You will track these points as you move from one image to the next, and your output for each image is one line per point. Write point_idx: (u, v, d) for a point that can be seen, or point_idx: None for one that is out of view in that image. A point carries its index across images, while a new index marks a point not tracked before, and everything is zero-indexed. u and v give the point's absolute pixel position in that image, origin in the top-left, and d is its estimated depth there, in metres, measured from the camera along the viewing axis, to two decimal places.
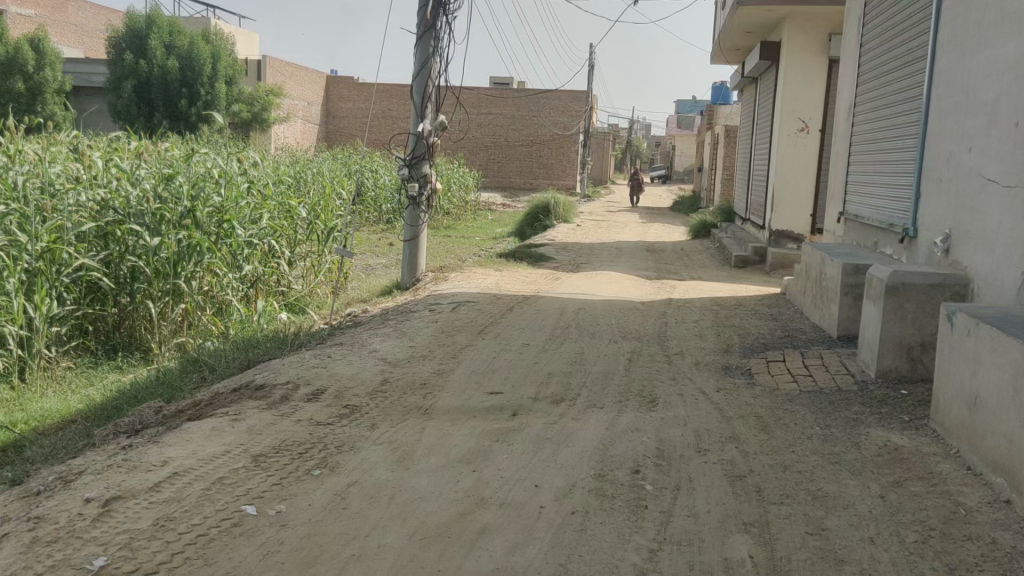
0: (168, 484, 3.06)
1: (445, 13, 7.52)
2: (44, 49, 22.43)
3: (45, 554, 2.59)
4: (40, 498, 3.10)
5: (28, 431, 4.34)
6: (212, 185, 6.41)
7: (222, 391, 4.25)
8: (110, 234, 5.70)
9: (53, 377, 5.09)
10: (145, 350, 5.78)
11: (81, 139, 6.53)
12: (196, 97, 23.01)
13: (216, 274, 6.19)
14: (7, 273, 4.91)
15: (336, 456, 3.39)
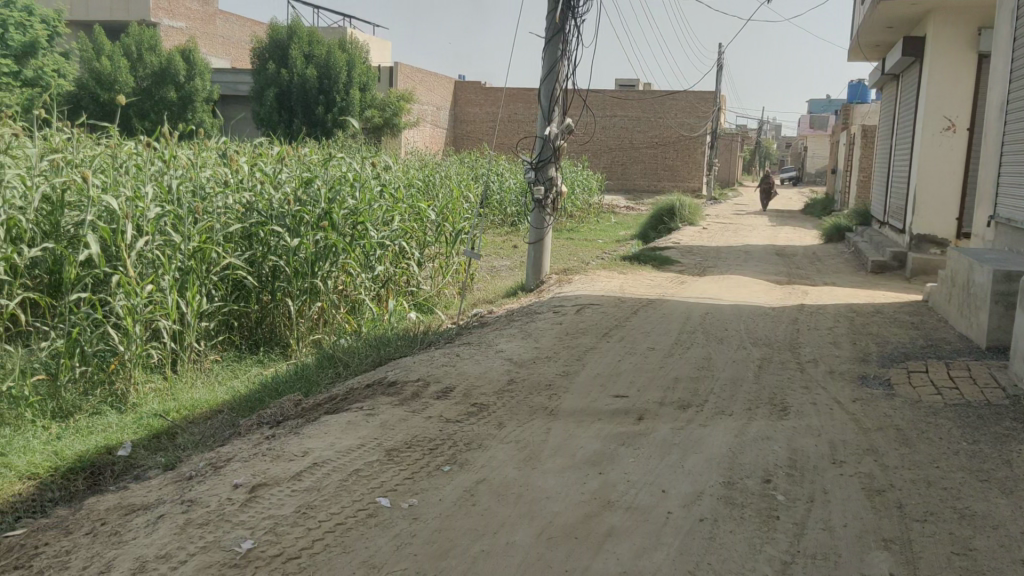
0: (308, 474, 3.21)
1: (574, 16, 7.54)
2: (195, 59, 23.86)
3: (199, 535, 2.76)
4: (192, 483, 3.32)
5: (179, 419, 4.64)
6: (347, 188, 6.71)
7: (357, 387, 4.42)
8: (254, 235, 6.04)
9: (201, 369, 5.42)
10: (284, 345, 6.08)
11: (229, 145, 6.94)
12: (332, 104, 23.92)
13: (350, 273, 6.45)
14: (162, 271, 5.16)
15: (465, 453, 3.46)
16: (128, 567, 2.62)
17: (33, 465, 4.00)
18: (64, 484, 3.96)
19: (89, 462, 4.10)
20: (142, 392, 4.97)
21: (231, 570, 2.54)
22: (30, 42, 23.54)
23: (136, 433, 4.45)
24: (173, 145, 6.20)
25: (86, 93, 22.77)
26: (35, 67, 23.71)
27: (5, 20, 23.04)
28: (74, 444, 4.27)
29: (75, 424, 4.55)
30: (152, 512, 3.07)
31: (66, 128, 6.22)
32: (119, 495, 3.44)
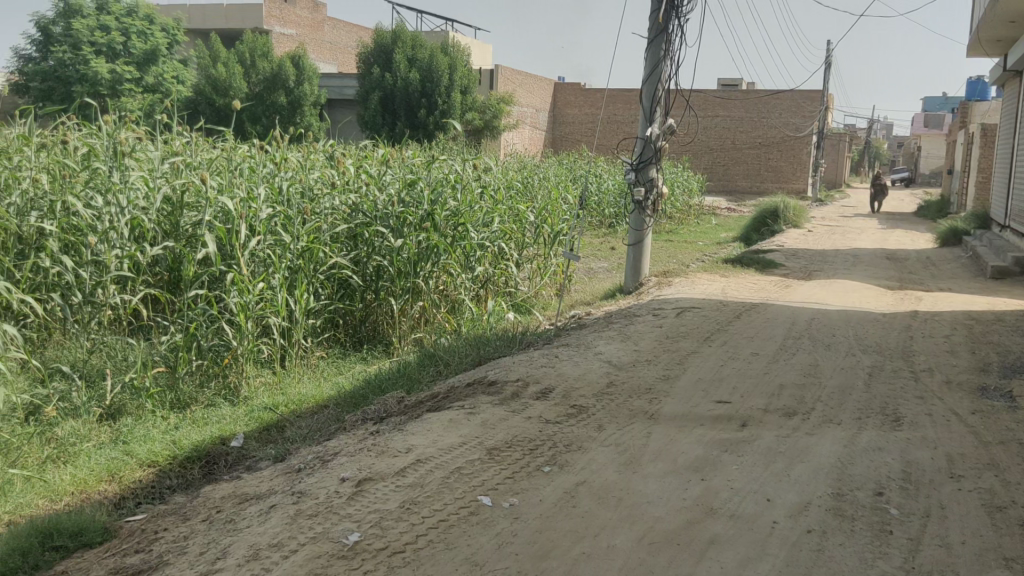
0: (412, 470, 3.28)
1: (678, 16, 7.45)
2: (304, 65, 24.65)
3: (309, 526, 2.85)
4: (301, 475, 3.43)
5: (288, 412, 4.81)
6: (449, 189, 6.82)
7: (458, 385, 4.48)
8: (359, 235, 6.21)
9: (308, 365, 5.60)
10: (387, 343, 6.22)
11: (336, 147, 7.15)
12: (434, 107, 24.23)
13: (451, 274, 6.55)
14: (273, 269, 5.37)
15: (565, 455, 3.47)
16: (243, 554, 2.72)
17: (153, 453, 4.21)
18: (181, 472, 4.15)
19: (204, 451, 4.30)
20: (253, 385, 5.16)
21: (339, 561, 2.62)
22: (152, 50, 24.81)
23: (248, 425, 4.63)
24: (284, 148, 6.43)
25: (202, 98, 23.86)
26: (157, 73, 25.01)
27: (129, 29, 24.36)
28: (190, 434, 4.47)
29: (191, 416, 4.77)
30: (263, 502, 3.19)
31: (186, 132, 6.53)
32: (233, 485, 3.60)
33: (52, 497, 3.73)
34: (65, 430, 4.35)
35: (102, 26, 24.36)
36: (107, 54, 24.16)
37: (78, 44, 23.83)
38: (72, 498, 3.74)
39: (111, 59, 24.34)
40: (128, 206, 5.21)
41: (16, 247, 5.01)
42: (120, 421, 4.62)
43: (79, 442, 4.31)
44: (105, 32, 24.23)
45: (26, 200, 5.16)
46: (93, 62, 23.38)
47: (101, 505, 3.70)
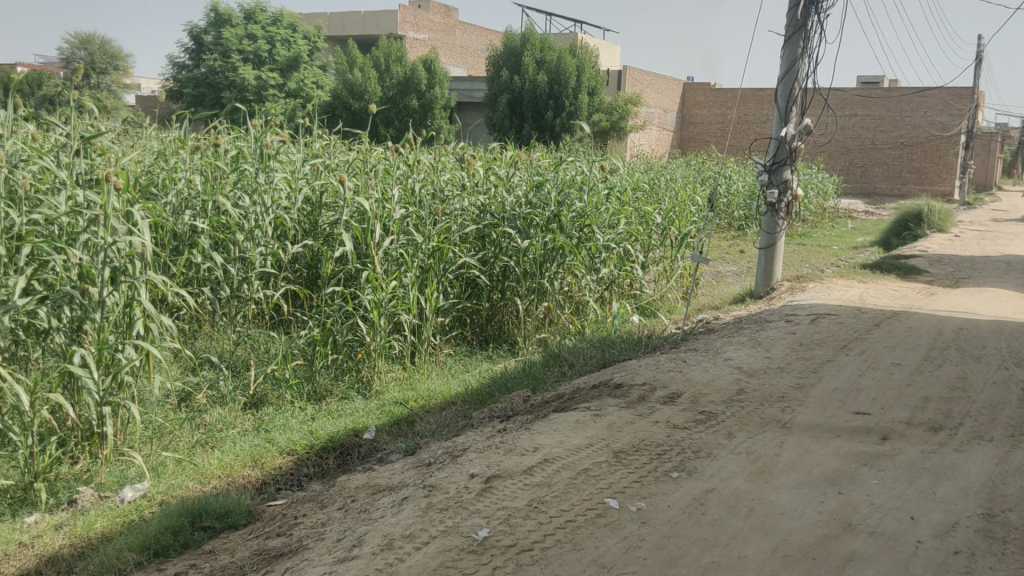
0: (540, 469, 3.30)
1: (818, 11, 7.21)
2: (435, 69, 25.24)
3: (440, 519, 2.92)
4: (431, 469, 3.51)
5: (417, 407, 4.94)
6: (576, 191, 6.84)
7: (584, 387, 4.49)
8: (487, 236, 6.31)
9: (437, 362, 5.73)
10: (513, 343, 6.28)
11: (466, 149, 7.29)
12: (561, 109, 24.34)
13: (576, 274, 6.57)
14: (405, 268, 5.53)
15: (693, 461, 3.42)
16: (377, 543, 2.82)
17: (292, 442, 4.41)
18: (318, 461, 4.34)
19: (339, 442, 4.48)
20: (385, 380, 5.33)
21: (469, 556, 2.67)
22: (294, 57, 26.01)
23: (380, 418, 4.78)
24: (417, 150, 6.62)
25: (340, 102, 24.85)
26: (298, 79, 26.24)
27: (274, 38, 25.62)
28: (326, 425, 4.66)
29: (327, 407, 4.97)
30: (395, 494, 3.29)
31: (325, 135, 6.81)
32: (367, 476, 3.72)
33: (201, 479, 3.96)
34: (213, 417, 4.62)
35: (249, 34, 25.73)
36: (253, 61, 25.51)
37: (228, 52, 25.28)
38: (219, 481, 3.96)
39: (256, 66, 25.68)
40: (272, 206, 5.49)
41: (172, 243, 5.36)
42: (262, 410, 4.87)
43: (225, 429, 4.57)
44: (252, 40, 25.58)
45: (181, 200, 5.51)
46: (240, 69, 24.72)
47: (244, 490, 3.91)
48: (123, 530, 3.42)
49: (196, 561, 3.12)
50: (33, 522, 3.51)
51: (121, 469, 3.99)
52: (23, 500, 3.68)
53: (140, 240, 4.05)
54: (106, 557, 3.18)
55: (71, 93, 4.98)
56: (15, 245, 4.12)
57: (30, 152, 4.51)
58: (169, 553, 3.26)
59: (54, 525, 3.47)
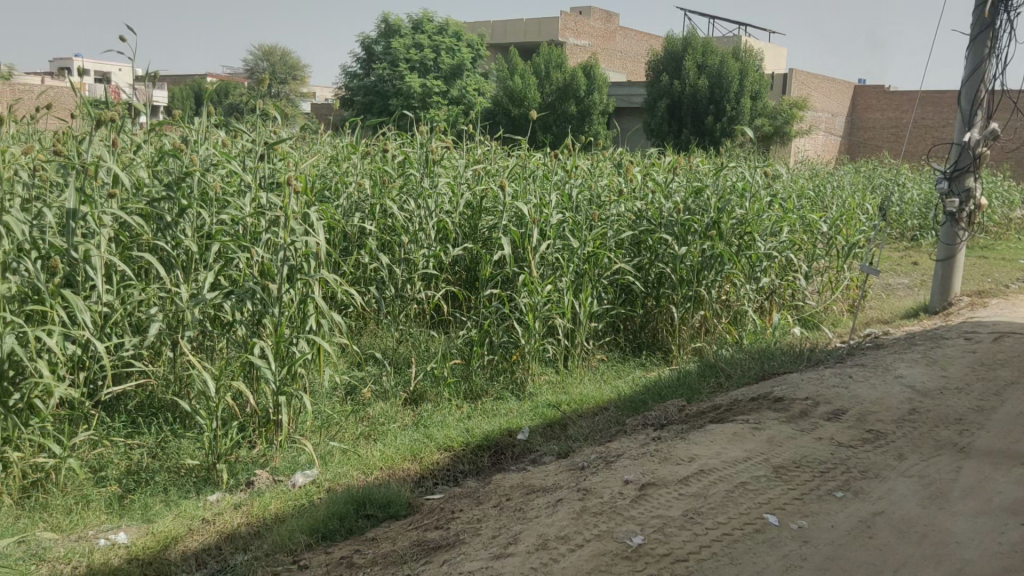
0: (696, 479, 3.24)
1: (1008, 9, 6.73)
2: (594, 74, 25.31)
3: (594, 523, 2.92)
4: (585, 474, 3.52)
5: (570, 411, 4.96)
6: (737, 198, 6.68)
7: (742, 399, 4.37)
8: (643, 242, 6.26)
9: (589, 367, 5.75)
10: (667, 350, 6.20)
11: (626, 155, 7.29)
12: (722, 113, 23.83)
13: (735, 283, 6.40)
14: (561, 273, 5.58)
15: (860, 481, 3.27)
16: (532, 542, 2.86)
17: (449, 438, 4.54)
18: (473, 458, 4.45)
19: (493, 441, 4.57)
20: (538, 382, 5.40)
21: (624, 561, 2.67)
22: (458, 65, 26.83)
23: (533, 420, 4.83)
24: (576, 155, 6.67)
25: (500, 108, 25.43)
26: (462, 87, 27.07)
27: (440, 47, 26.56)
28: (481, 424, 4.76)
29: (482, 407, 5.08)
30: (549, 496, 3.33)
31: (487, 141, 6.97)
32: (521, 476, 3.79)
33: (364, 470, 4.15)
34: (376, 410, 4.83)
35: (416, 44, 26.73)
36: (420, 70, 26.53)
37: (397, 62, 26.48)
38: (381, 473, 4.14)
39: (422, 74, 26.64)
40: (436, 210, 5.71)
41: (342, 244, 5.66)
42: (421, 406, 5.04)
43: (387, 423, 4.77)
44: (418, 49, 26.59)
45: (352, 203, 5.80)
46: (407, 78, 25.74)
47: (404, 482, 4.06)
48: (294, 513, 3.63)
49: (360, 547, 3.28)
50: (215, 500, 3.79)
51: (293, 455, 4.22)
52: (206, 479, 3.97)
53: (316, 240, 4.29)
54: (279, 537, 3.38)
55: (257, 102, 5.35)
56: (206, 243, 4.47)
57: (220, 158, 4.87)
58: (336, 538, 3.45)
59: (233, 504, 3.73)
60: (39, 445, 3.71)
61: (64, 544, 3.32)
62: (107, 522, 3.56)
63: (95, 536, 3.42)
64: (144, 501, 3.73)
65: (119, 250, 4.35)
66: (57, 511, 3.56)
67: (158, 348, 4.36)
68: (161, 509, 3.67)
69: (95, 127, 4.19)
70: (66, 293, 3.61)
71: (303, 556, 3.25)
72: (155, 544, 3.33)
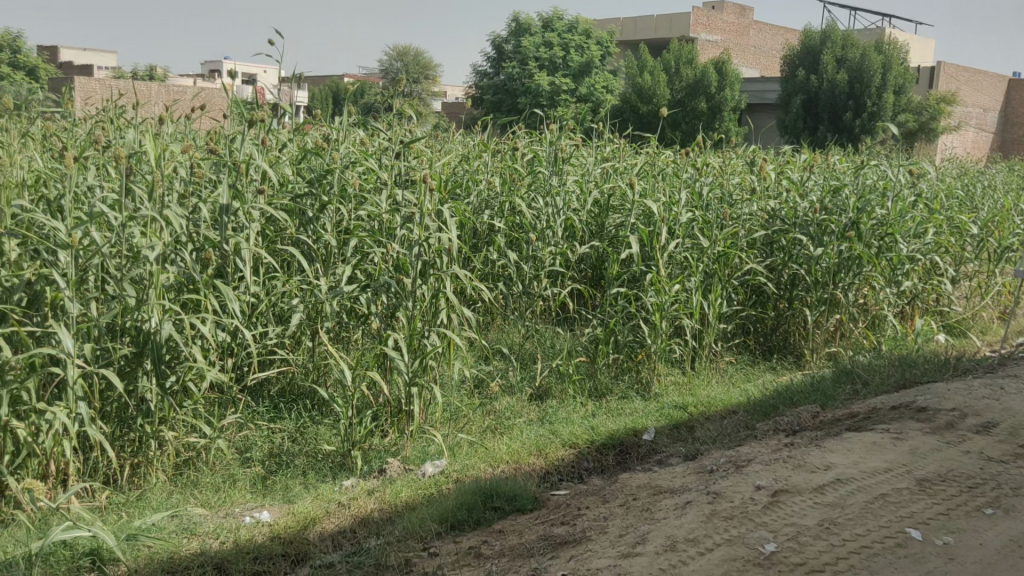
0: (832, 488, 3.13)
1: None
2: (725, 70, 24.78)
3: (724, 528, 2.87)
4: (714, 477, 3.47)
5: (697, 413, 4.88)
6: (879, 197, 6.40)
7: (881, 407, 4.19)
8: (776, 242, 6.10)
9: (718, 368, 5.64)
10: (799, 354, 6.01)
11: (760, 152, 7.13)
12: (862, 108, 22.90)
13: (874, 286, 6.13)
14: (689, 273, 5.49)
15: (1012, 499, 3.09)
16: (661, 543, 2.83)
17: (574, 435, 4.56)
18: (598, 456, 4.44)
19: (618, 440, 4.55)
20: (664, 383, 5.33)
21: (756, 568, 2.61)
22: (587, 61, 26.92)
23: (659, 421, 4.77)
24: (707, 153, 6.56)
25: (629, 106, 25.29)
26: (590, 83, 27.15)
27: (569, 44, 26.73)
28: (606, 423, 4.75)
29: (607, 405, 5.07)
30: (677, 497, 3.29)
31: (616, 138, 6.95)
32: (647, 475, 3.77)
33: (491, 462, 4.21)
34: (502, 404, 4.92)
35: (545, 42, 26.97)
36: (549, 67, 26.77)
37: (526, 60, 26.80)
38: (507, 466, 4.19)
39: (551, 72, 26.89)
40: (563, 208, 5.74)
41: (472, 240, 5.78)
42: (546, 402, 5.08)
43: (512, 418, 4.84)
44: (548, 47, 26.84)
45: (482, 200, 5.91)
46: (536, 75, 26.03)
47: (530, 477, 4.10)
48: (423, 502, 3.73)
49: (488, 538, 3.34)
50: (350, 485, 3.94)
51: (423, 445, 4.33)
52: (342, 465, 4.14)
53: (448, 236, 4.38)
54: (410, 524, 3.49)
55: (394, 102, 5.53)
56: (344, 238, 4.66)
57: (358, 156, 5.06)
58: (464, 528, 3.52)
59: (367, 490, 3.87)
60: (191, 426, 3.95)
61: (213, 520, 3.53)
62: (251, 501, 3.77)
63: (240, 514, 3.61)
64: (285, 482, 3.93)
65: (266, 244, 4.58)
66: (207, 488, 3.79)
67: (298, 337, 4.56)
68: (300, 491, 3.85)
69: (245, 127, 4.43)
70: (218, 283, 3.83)
71: (433, 544, 3.34)
72: (296, 523, 3.49)
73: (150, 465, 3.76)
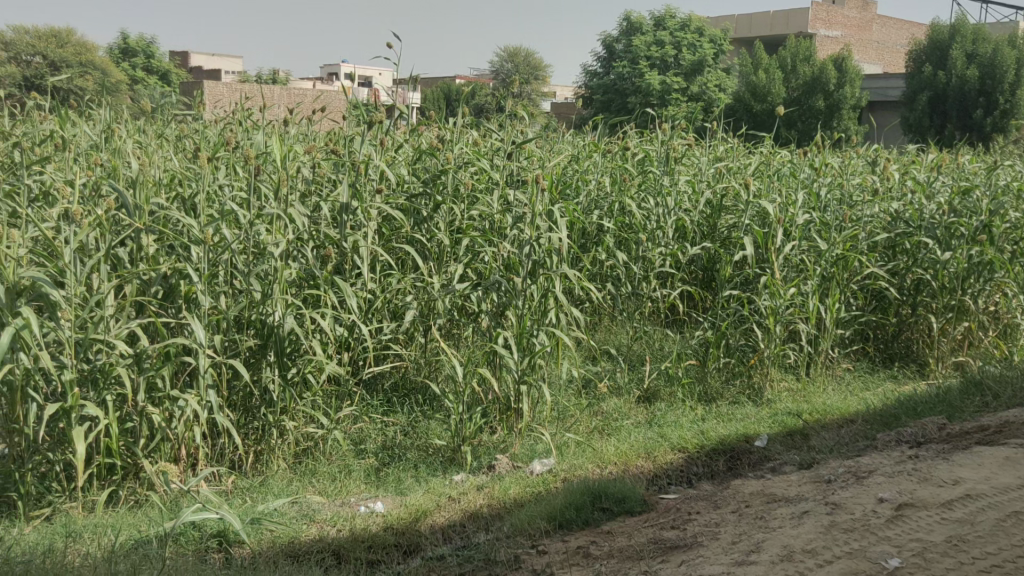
0: (961, 504, 2.97)
1: None
2: (845, 66, 23.95)
3: (844, 540, 2.78)
4: (832, 487, 3.36)
5: (812, 420, 4.72)
6: (1014, 199, 6.06)
7: (1014, 421, 3.96)
8: (900, 245, 5.85)
9: (834, 375, 5.45)
10: (922, 363, 5.75)
11: (883, 152, 6.86)
12: (994, 106, 21.74)
13: (1006, 293, 5.81)
14: (806, 276, 5.33)
15: None
16: (777, 552, 2.76)
17: (684, 439, 4.49)
18: (708, 461, 4.35)
19: (729, 446, 4.45)
20: (778, 389, 5.19)
21: None
22: (700, 60, 26.53)
23: (772, 427, 4.64)
24: (827, 153, 6.36)
25: (742, 105, 24.78)
26: (702, 82, 26.73)
27: (681, 43, 26.42)
28: (716, 428, 4.66)
29: (718, 410, 4.97)
30: (793, 507, 3.21)
31: (730, 138, 6.82)
32: (761, 483, 3.68)
33: (600, 463, 4.20)
34: (610, 406, 4.90)
35: (656, 41, 26.73)
36: (659, 66, 26.53)
37: (637, 59, 26.64)
38: (616, 467, 4.17)
39: (662, 71, 26.64)
40: (675, 208, 5.67)
41: (582, 241, 5.78)
42: (654, 405, 5.02)
43: (620, 419, 4.81)
44: (659, 46, 26.61)
45: (591, 200, 5.90)
46: (647, 75, 25.84)
47: (639, 480, 4.06)
48: (532, 499, 3.75)
49: (596, 539, 3.34)
50: (460, 480, 4.01)
51: (531, 444, 4.36)
52: (452, 460, 4.20)
53: (559, 236, 4.40)
54: (519, 521, 3.52)
55: (507, 102, 5.59)
56: (457, 237, 4.74)
57: (471, 156, 5.13)
58: (572, 527, 3.52)
59: (476, 486, 3.92)
60: (310, 417, 4.09)
61: (330, 508, 3.65)
62: (365, 491, 3.88)
63: (356, 504, 3.72)
64: (397, 475, 4.03)
65: (381, 242, 4.70)
66: (324, 477, 3.92)
67: (411, 333, 4.66)
68: (412, 484, 3.94)
69: (365, 128, 4.56)
70: (338, 280, 3.96)
71: (541, 542, 3.36)
72: (408, 515, 3.57)
73: (272, 453, 3.92)
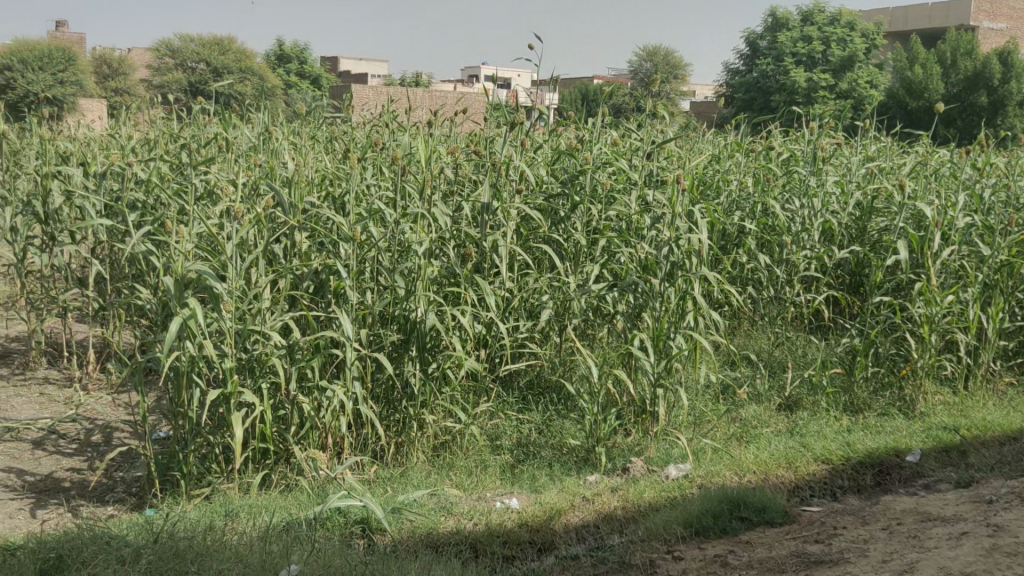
0: None
1: None
2: (1012, 60, 22.42)
3: (1008, 565, 2.60)
4: (993, 509, 3.14)
5: (971, 437, 4.42)
6: None
7: None
8: None
9: (995, 389, 5.10)
10: None
11: None
12: None
13: None
14: (967, 283, 4.99)
15: None
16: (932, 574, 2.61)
17: (828, 450, 4.29)
18: (854, 475, 4.13)
19: (878, 459, 4.22)
20: (931, 402, 4.89)
21: None
22: (849, 56, 25.48)
23: (925, 441, 4.38)
24: (991, 152, 5.97)
25: (895, 102, 23.61)
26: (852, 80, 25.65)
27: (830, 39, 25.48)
28: (864, 439, 4.43)
29: (865, 421, 4.74)
30: (949, 527, 3.02)
31: (883, 136, 6.50)
32: (913, 500, 3.48)
33: (738, 471, 4.08)
34: (749, 413, 4.77)
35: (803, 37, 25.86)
36: (806, 63, 25.68)
37: (782, 56, 25.86)
38: (755, 475, 4.05)
39: (809, 68, 25.76)
40: (822, 210, 5.46)
41: (722, 242, 5.65)
42: (796, 413, 4.84)
43: (759, 427, 4.67)
44: (806, 43, 25.74)
45: (732, 201, 5.77)
46: (792, 72, 25.06)
47: (779, 490, 3.92)
48: (668, 504, 3.70)
49: (735, 548, 3.25)
50: (594, 480, 3.99)
51: (666, 448, 4.29)
52: (586, 460, 4.19)
53: (700, 238, 4.32)
54: (654, 526, 3.47)
55: (648, 102, 5.53)
56: (594, 238, 4.73)
57: (610, 156, 5.10)
58: (709, 535, 3.44)
59: (611, 487, 3.90)
60: (448, 412, 4.18)
61: (467, 502, 3.72)
62: (500, 487, 3.93)
63: (492, 499, 3.78)
64: (531, 473, 4.06)
65: (520, 242, 4.75)
66: (460, 471, 4.00)
67: (547, 332, 4.69)
68: (546, 482, 3.96)
69: (506, 129, 4.62)
70: (478, 278, 4.03)
71: (677, 548, 3.30)
72: (542, 512, 3.59)
73: (411, 445, 4.03)
